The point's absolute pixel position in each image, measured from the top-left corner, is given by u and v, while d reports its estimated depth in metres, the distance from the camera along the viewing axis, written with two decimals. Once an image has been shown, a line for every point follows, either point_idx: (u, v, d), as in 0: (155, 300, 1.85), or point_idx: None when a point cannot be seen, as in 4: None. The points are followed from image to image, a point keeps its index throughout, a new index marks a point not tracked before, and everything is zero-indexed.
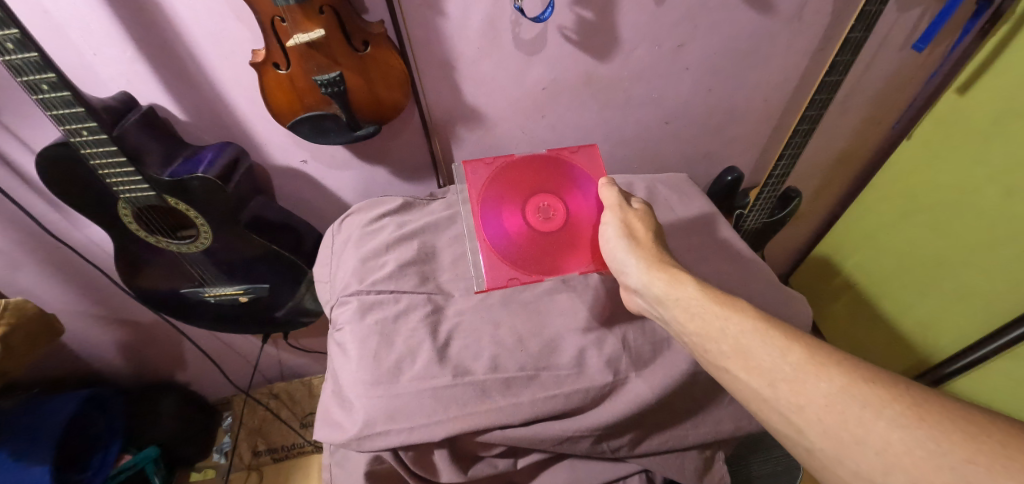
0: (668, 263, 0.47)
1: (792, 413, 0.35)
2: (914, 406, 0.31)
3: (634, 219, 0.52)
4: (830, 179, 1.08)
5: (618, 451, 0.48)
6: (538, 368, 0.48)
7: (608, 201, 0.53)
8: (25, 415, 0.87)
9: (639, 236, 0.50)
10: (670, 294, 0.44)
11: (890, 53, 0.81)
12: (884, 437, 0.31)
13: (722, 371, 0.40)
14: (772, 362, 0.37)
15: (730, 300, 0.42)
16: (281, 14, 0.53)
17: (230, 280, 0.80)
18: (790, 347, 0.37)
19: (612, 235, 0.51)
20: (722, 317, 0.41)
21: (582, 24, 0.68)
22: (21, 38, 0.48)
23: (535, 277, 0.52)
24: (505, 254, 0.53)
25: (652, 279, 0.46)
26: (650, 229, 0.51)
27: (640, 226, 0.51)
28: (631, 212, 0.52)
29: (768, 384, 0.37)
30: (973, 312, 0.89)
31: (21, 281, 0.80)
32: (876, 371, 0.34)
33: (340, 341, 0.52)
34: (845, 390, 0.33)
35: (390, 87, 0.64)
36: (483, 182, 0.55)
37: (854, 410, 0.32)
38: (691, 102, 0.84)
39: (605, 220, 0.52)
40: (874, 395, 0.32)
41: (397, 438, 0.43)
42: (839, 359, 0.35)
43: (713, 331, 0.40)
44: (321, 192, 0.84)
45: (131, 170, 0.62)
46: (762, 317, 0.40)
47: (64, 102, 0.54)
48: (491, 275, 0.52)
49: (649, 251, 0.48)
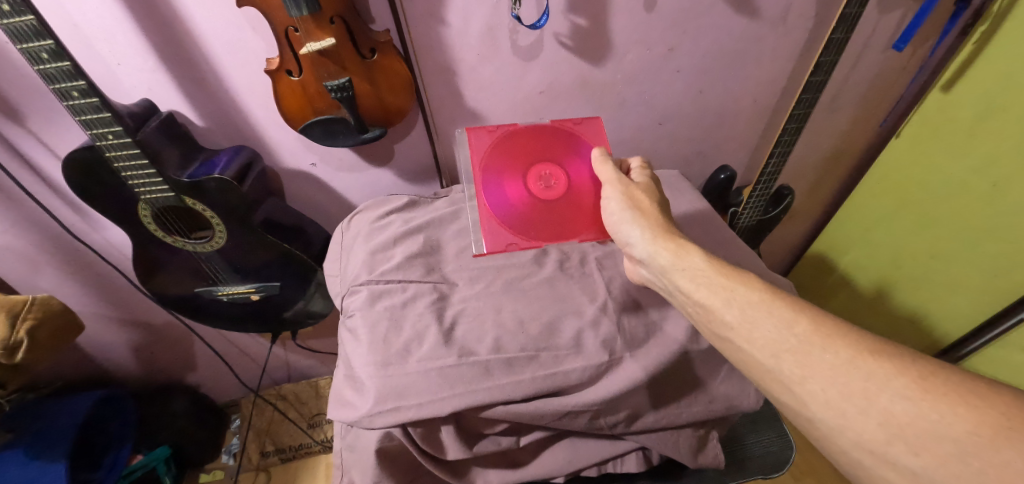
0: (675, 235, 0.49)
1: (796, 384, 0.36)
2: (921, 379, 0.32)
3: (640, 191, 0.54)
4: (822, 177, 1.11)
5: (615, 428, 0.51)
6: (538, 348, 0.51)
7: (608, 174, 0.56)
8: (41, 414, 0.90)
9: (644, 207, 0.52)
10: (676, 265, 0.47)
11: (873, 53, 0.85)
12: (888, 408, 0.32)
13: (727, 342, 0.42)
14: (779, 334, 0.38)
15: (736, 273, 0.44)
16: (295, 24, 0.56)
17: (242, 279, 0.83)
18: (798, 320, 0.38)
19: (617, 207, 0.53)
20: (727, 289, 0.43)
21: (576, 30, 0.72)
22: (55, 48, 0.52)
23: (533, 242, 0.55)
24: (505, 220, 0.57)
25: (658, 249, 0.48)
26: (654, 201, 0.54)
27: (645, 197, 0.53)
28: (635, 186, 0.55)
29: (773, 357, 0.38)
30: (969, 301, 0.91)
31: (42, 283, 0.84)
32: (883, 345, 0.35)
33: (351, 327, 0.55)
34: (852, 363, 0.35)
35: (396, 92, 0.68)
36: (485, 148, 0.59)
37: (857, 381, 0.34)
38: (682, 103, 0.88)
39: (608, 193, 0.55)
40: (880, 368, 0.34)
41: (406, 414, 0.46)
42: (846, 333, 0.37)
43: (718, 301, 0.43)
44: (330, 194, 0.88)
45: (152, 172, 0.65)
46: (770, 291, 0.41)
47: (92, 108, 0.58)
48: (491, 239, 0.55)
49: (654, 221, 0.51)
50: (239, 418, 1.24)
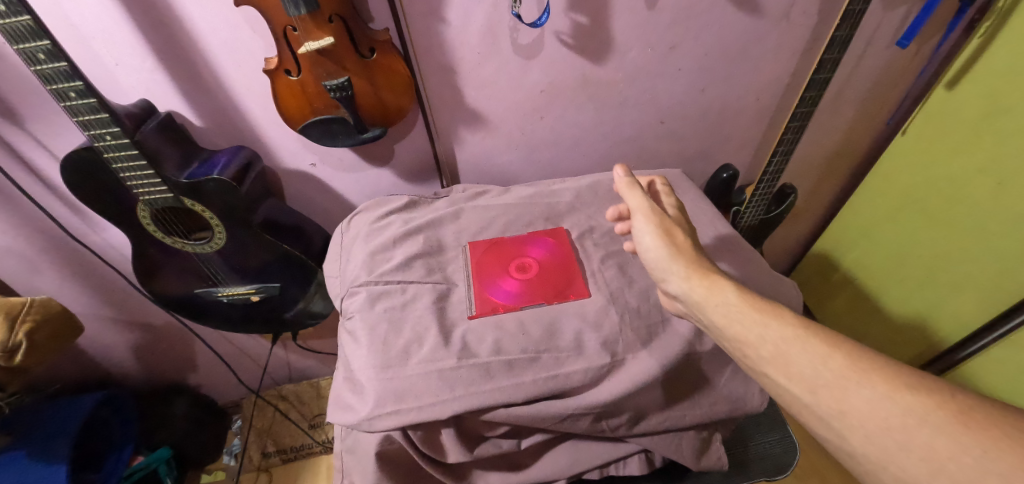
0: (708, 270, 0.46)
1: (834, 419, 0.34)
2: (963, 414, 0.30)
3: (675, 227, 0.50)
4: (825, 175, 1.10)
5: (617, 430, 0.50)
6: (539, 351, 0.50)
7: (637, 205, 0.52)
8: (40, 416, 0.90)
9: (680, 243, 0.49)
10: (710, 302, 0.44)
11: (877, 50, 0.84)
12: (929, 444, 0.29)
13: (764, 377, 0.40)
14: (812, 370, 0.36)
15: (772, 308, 0.41)
16: (293, 24, 0.56)
17: (242, 280, 0.83)
18: (833, 353, 0.36)
19: (651, 243, 0.50)
20: (762, 324, 0.40)
21: (577, 28, 0.72)
22: (53, 48, 0.51)
23: (517, 305, 0.56)
24: (494, 290, 0.57)
25: (692, 287, 0.45)
26: (690, 237, 0.50)
27: (680, 233, 0.50)
28: (667, 217, 0.51)
29: (808, 391, 0.36)
30: (973, 301, 0.89)
31: (41, 284, 0.84)
32: (922, 376, 0.33)
33: (350, 329, 0.55)
34: (887, 397, 0.32)
35: (395, 92, 0.67)
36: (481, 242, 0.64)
37: (895, 416, 0.31)
38: (684, 102, 0.87)
39: (641, 226, 0.51)
40: (918, 402, 0.31)
41: (405, 417, 0.45)
42: (885, 366, 0.34)
43: (752, 337, 0.40)
44: (329, 194, 0.87)
45: (150, 173, 0.64)
46: (804, 323, 0.39)
47: (90, 109, 0.57)
48: (480, 303, 0.56)
49: (690, 259, 0.47)
50: (240, 418, 1.24)
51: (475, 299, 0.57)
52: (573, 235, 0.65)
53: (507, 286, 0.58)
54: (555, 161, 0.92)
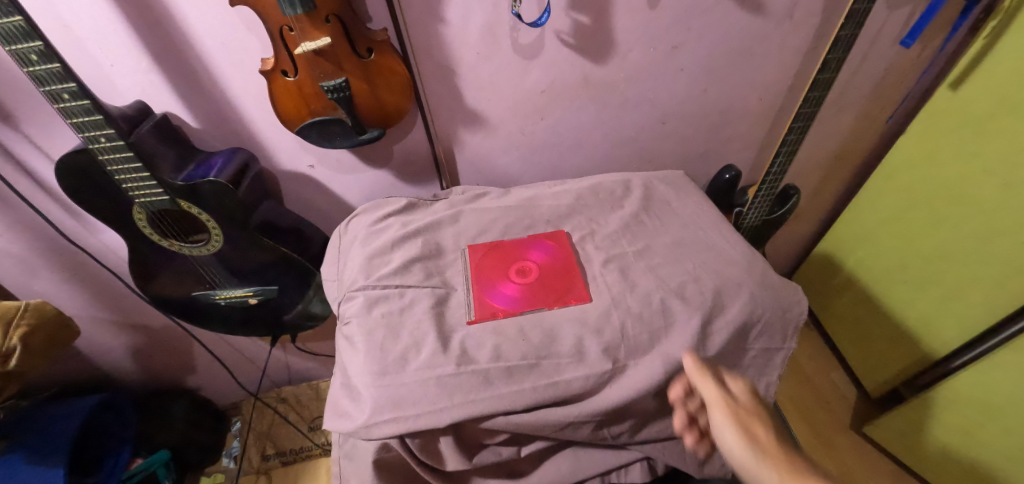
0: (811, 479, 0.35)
1: None
2: None
3: (759, 422, 0.40)
4: (829, 176, 1.09)
5: (619, 438, 0.50)
6: (539, 357, 0.49)
7: (710, 392, 0.43)
8: (37, 419, 0.89)
9: (766, 445, 0.38)
10: None
11: (882, 50, 0.83)
12: None
13: None
14: None
15: None
16: (289, 24, 0.55)
17: (240, 282, 0.82)
18: None
19: (733, 446, 0.39)
20: None
21: (578, 28, 0.71)
22: (45, 50, 0.50)
23: (517, 310, 0.55)
24: (493, 295, 0.57)
25: None
26: (778, 435, 0.40)
27: (765, 433, 0.39)
28: (749, 411, 0.41)
29: None
30: (977, 305, 0.88)
31: (38, 287, 0.83)
32: None
33: (347, 334, 0.54)
34: None
35: (394, 93, 0.67)
36: (482, 248, 0.62)
37: None
38: (687, 102, 0.86)
39: (715, 420, 0.41)
40: None
41: (402, 425, 0.45)
42: None
43: None
44: (328, 196, 0.87)
45: (145, 175, 0.64)
46: None
47: (83, 111, 0.56)
48: (479, 308, 0.55)
49: (786, 468, 0.36)
50: (240, 421, 1.24)
51: (474, 304, 0.56)
52: (573, 238, 0.64)
53: (506, 290, 0.57)
54: (557, 162, 0.91)
